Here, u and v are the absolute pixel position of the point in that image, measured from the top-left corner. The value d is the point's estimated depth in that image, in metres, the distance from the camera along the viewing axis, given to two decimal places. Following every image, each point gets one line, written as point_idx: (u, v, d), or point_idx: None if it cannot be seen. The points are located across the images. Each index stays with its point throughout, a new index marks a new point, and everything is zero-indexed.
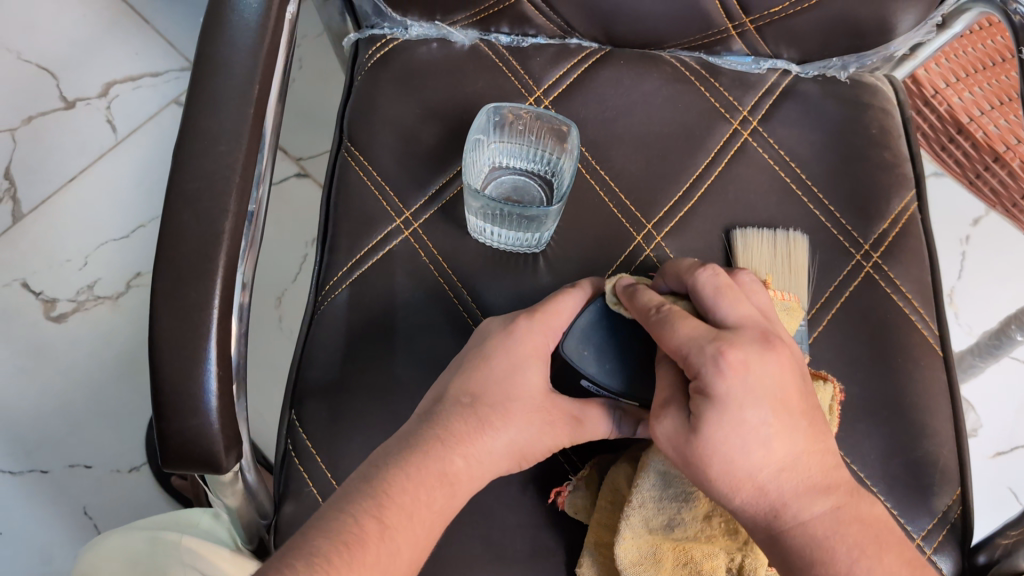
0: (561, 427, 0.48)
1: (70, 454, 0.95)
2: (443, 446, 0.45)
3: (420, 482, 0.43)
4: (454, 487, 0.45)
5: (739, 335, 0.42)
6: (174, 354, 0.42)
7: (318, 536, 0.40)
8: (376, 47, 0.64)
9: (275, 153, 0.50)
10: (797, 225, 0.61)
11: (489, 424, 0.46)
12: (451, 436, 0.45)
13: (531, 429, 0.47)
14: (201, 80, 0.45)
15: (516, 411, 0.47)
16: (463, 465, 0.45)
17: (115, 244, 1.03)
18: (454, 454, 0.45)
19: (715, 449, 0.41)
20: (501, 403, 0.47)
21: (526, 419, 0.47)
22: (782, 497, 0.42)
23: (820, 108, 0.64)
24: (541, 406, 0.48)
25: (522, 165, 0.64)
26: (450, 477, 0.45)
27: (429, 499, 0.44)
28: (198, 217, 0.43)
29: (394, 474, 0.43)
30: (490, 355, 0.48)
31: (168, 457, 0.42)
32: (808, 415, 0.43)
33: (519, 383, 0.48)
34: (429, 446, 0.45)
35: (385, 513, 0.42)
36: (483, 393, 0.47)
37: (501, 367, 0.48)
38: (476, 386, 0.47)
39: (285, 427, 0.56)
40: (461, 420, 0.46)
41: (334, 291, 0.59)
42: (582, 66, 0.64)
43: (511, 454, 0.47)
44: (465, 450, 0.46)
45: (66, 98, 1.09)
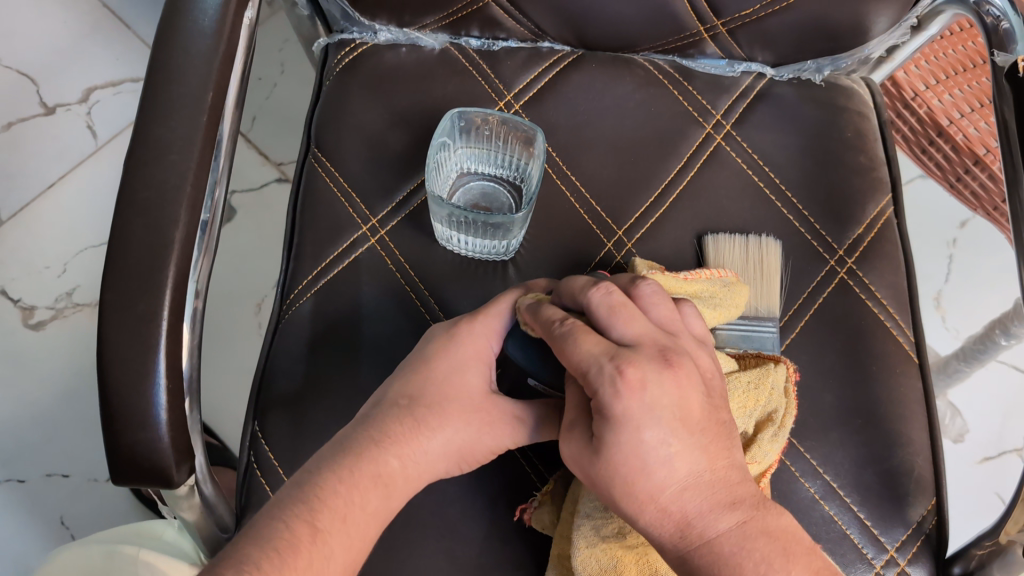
0: (501, 428, 0.47)
1: (46, 464, 0.94)
2: (379, 448, 0.44)
3: (353, 484, 0.43)
4: (390, 489, 0.44)
5: (636, 352, 0.39)
6: (121, 367, 0.41)
7: (249, 544, 0.39)
8: (345, 52, 0.63)
9: (233, 160, 0.49)
10: (770, 230, 0.60)
11: (425, 425, 0.46)
12: (387, 438, 0.45)
13: (469, 430, 0.46)
14: (154, 87, 0.44)
15: (453, 412, 0.46)
16: (399, 466, 0.44)
17: (93, 251, 1.02)
18: (389, 455, 0.44)
19: (621, 477, 0.38)
20: (438, 404, 0.46)
21: (464, 419, 0.46)
22: (686, 516, 0.38)
23: (795, 112, 0.63)
24: (478, 406, 0.47)
25: (490, 171, 0.63)
26: (387, 478, 0.44)
27: (363, 501, 0.43)
28: (147, 227, 0.42)
29: (329, 478, 0.42)
30: (431, 358, 0.48)
31: (116, 472, 0.41)
32: (714, 430, 0.39)
33: (457, 384, 0.47)
34: (364, 449, 0.44)
35: (317, 517, 0.41)
36: (421, 395, 0.47)
37: (443, 369, 0.47)
38: (414, 387, 0.47)
39: (247, 439, 0.56)
40: (397, 421, 0.45)
41: (299, 299, 0.58)
42: (554, 70, 0.64)
43: (451, 455, 0.46)
44: (401, 451, 0.45)
45: (45, 104, 1.08)
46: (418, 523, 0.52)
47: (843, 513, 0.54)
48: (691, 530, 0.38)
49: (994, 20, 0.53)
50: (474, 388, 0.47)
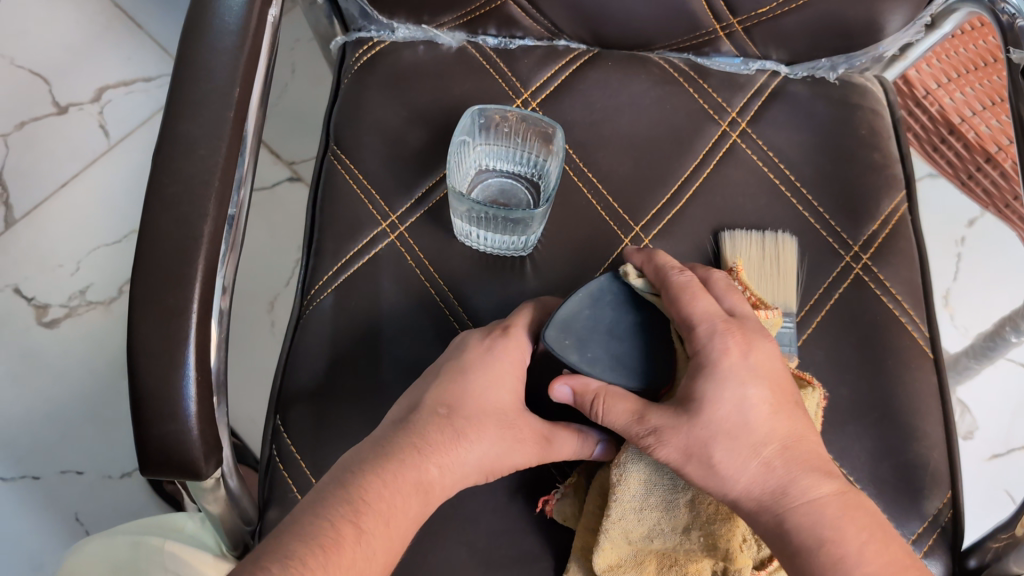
0: (532, 442, 0.48)
1: (60, 460, 0.95)
2: (419, 455, 0.45)
3: (397, 488, 0.43)
4: (428, 496, 0.45)
5: (745, 322, 0.47)
6: (152, 359, 0.41)
7: (291, 539, 0.39)
8: (364, 50, 0.64)
9: (257, 157, 0.50)
10: (786, 227, 0.61)
11: (464, 435, 0.47)
12: (427, 446, 0.45)
13: (504, 442, 0.47)
14: (182, 83, 0.45)
15: (489, 423, 0.47)
16: (438, 475, 0.45)
17: (107, 249, 1.03)
18: (431, 463, 0.45)
19: (713, 424, 0.44)
20: (474, 414, 0.47)
21: (500, 431, 0.47)
22: (786, 479, 0.44)
23: (810, 109, 0.64)
24: (511, 419, 0.48)
25: (509, 167, 0.64)
26: (426, 487, 0.45)
27: (405, 505, 0.43)
28: (175, 221, 0.43)
29: (370, 480, 0.43)
30: (468, 366, 0.49)
31: (146, 464, 0.42)
32: (789, 411, 0.46)
33: (492, 396, 0.48)
34: (404, 454, 0.45)
35: (362, 517, 0.41)
36: (459, 404, 0.48)
37: (478, 379, 0.48)
38: (452, 395, 0.48)
39: (269, 433, 0.56)
40: (437, 430, 0.46)
41: (320, 295, 0.58)
42: (570, 68, 0.64)
43: (483, 469, 0.47)
44: (440, 461, 0.45)
45: (58, 103, 1.09)
46: (440, 516, 0.53)
47: None
48: (783, 497, 0.44)
49: (1009, 17, 0.54)
50: (507, 397, 0.49)
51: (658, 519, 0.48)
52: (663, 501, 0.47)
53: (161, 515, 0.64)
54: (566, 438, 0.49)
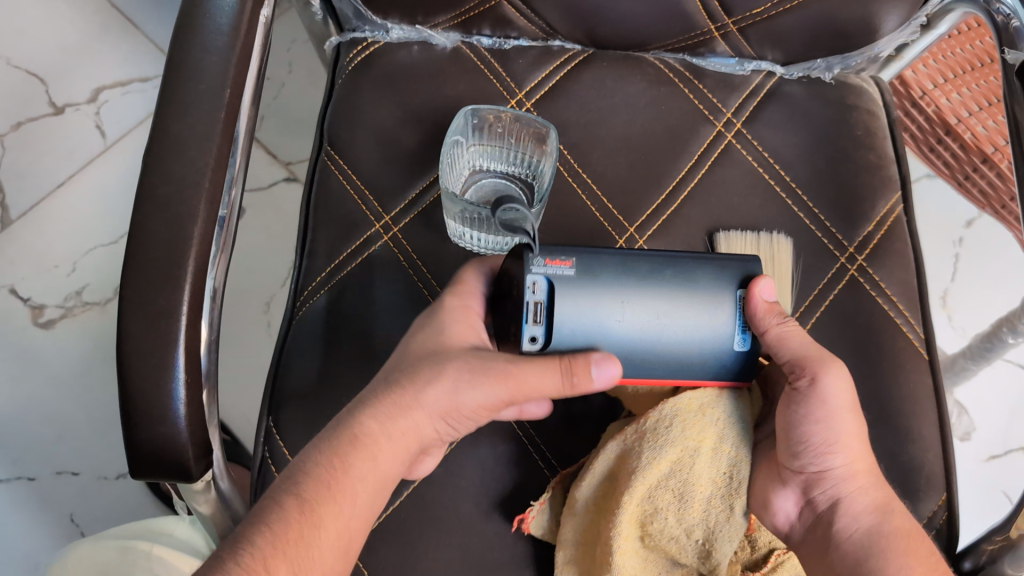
0: (485, 368, 0.47)
1: (56, 461, 0.94)
2: (356, 414, 0.47)
3: (336, 453, 0.45)
4: (375, 453, 0.46)
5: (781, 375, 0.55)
6: (141, 360, 0.41)
7: (247, 524, 0.42)
8: (358, 50, 0.64)
9: (249, 157, 0.50)
10: (781, 227, 0.60)
11: (400, 387, 0.47)
12: (365, 405, 0.47)
13: (447, 383, 0.47)
14: (173, 84, 0.45)
15: (427, 366, 0.48)
16: (376, 427, 0.46)
17: (102, 249, 1.03)
18: (366, 419, 0.46)
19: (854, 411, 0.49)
20: (416, 364, 0.48)
21: (439, 372, 0.47)
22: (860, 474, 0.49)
23: (805, 110, 0.63)
24: (455, 357, 0.48)
25: (503, 168, 0.63)
26: (367, 441, 0.45)
27: (346, 467, 0.45)
28: (166, 222, 0.43)
29: (316, 455, 0.45)
30: (413, 328, 0.51)
31: (136, 465, 0.41)
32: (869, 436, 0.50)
33: (433, 343, 0.49)
34: (350, 421, 0.46)
35: (304, 489, 0.44)
36: (399, 362, 0.49)
37: (426, 335, 0.50)
38: (403, 355, 0.49)
39: (261, 435, 0.56)
40: (376, 389, 0.48)
41: (313, 295, 0.58)
42: (565, 68, 0.64)
43: (432, 418, 0.47)
44: (383, 416, 0.46)
45: (55, 103, 1.08)
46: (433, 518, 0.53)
47: None
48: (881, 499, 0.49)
49: (1005, 17, 0.54)
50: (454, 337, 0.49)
51: (671, 505, 0.48)
52: (679, 490, 0.47)
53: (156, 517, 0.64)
54: (543, 372, 0.45)
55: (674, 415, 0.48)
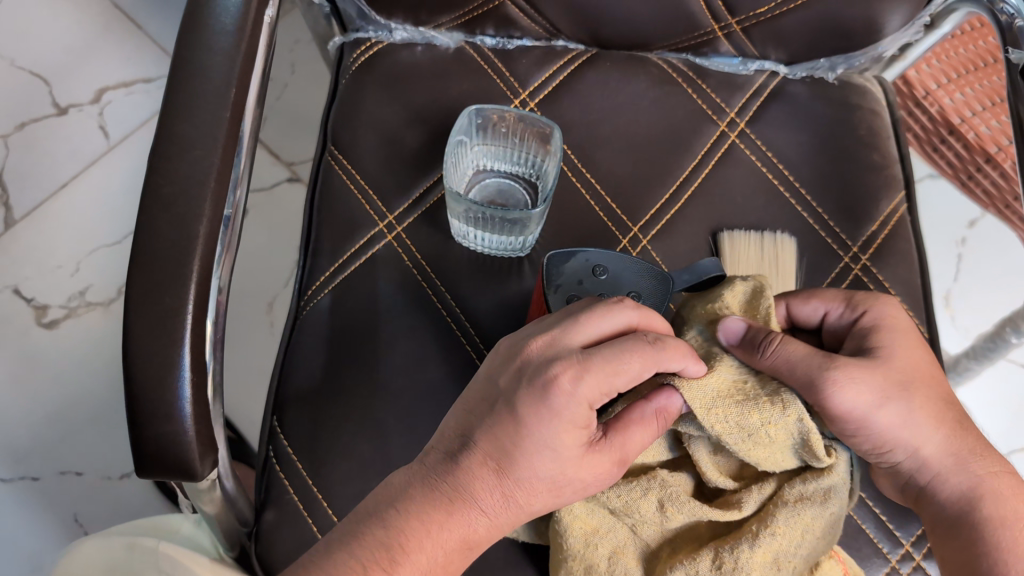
0: (605, 470, 0.45)
1: (59, 462, 0.94)
2: (467, 509, 0.44)
3: (439, 543, 0.43)
4: (472, 546, 0.45)
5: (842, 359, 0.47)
6: (147, 360, 0.41)
7: None
8: (361, 50, 0.63)
9: (254, 158, 0.50)
10: (786, 226, 0.61)
11: (513, 495, 0.45)
12: (478, 504, 0.44)
13: (565, 491, 0.45)
14: (178, 83, 0.45)
15: (542, 483, 0.45)
16: (486, 530, 0.45)
17: (106, 250, 1.03)
18: (481, 520, 0.45)
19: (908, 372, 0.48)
20: (528, 475, 0.44)
21: (555, 493, 0.45)
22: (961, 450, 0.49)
23: (808, 109, 0.63)
24: (571, 472, 0.45)
25: (506, 167, 0.64)
26: (472, 539, 0.45)
27: (446, 560, 0.44)
28: (171, 221, 0.43)
29: (412, 528, 0.43)
30: (524, 419, 0.44)
31: (142, 465, 0.41)
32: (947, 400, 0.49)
33: (544, 457, 0.44)
34: (454, 509, 0.44)
35: (396, 570, 0.42)
36: (511, 461, 0.44)
37: (537, 433, 0.44)
38: (506, 446, 0.44)
39: (266, 434, 0.56)
40: (484, 486, 0.44)
41: (317, 295, 0.58)
42: (568, 68, 0.64)
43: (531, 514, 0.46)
44: (489, 513, 0.45)
45: (58, 104, 1.09)
46: None
47: (858, 509, 0.57)
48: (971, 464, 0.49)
49: (1008, 17, 0.54)
50: (570, 448, 0.44)
51: None
52: None
53: (159, 518, 0.65)
54: (647, 437, 0.45)
55: (751, 566, 0.46)
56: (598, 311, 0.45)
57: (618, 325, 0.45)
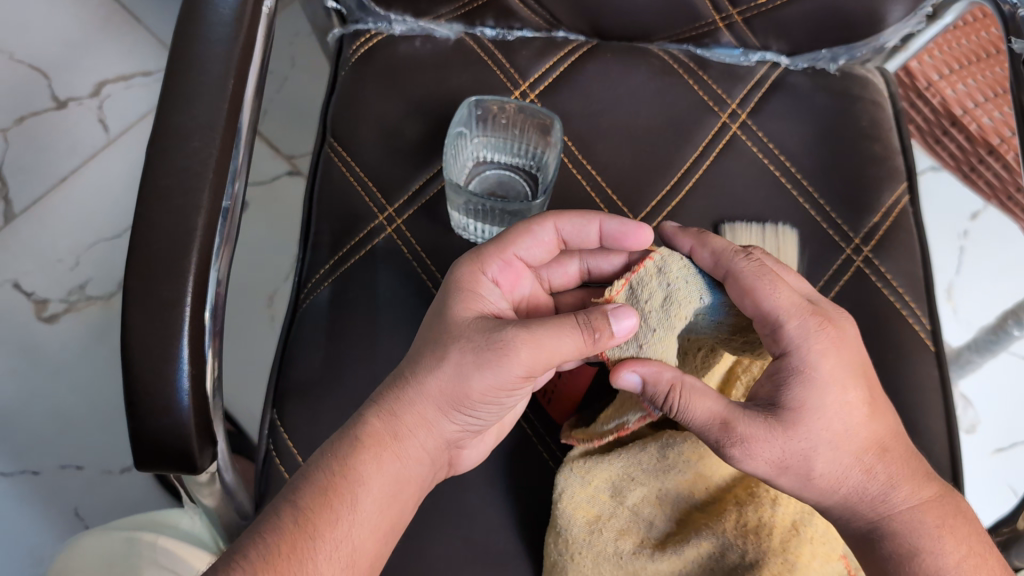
0: (505, 363, 0.45)
1: (60, 455, 0.94)
2: (363, 417, 0.47)
3: (334, 449, 0.46)
4: (376, 451, 0.46)
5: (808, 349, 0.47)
6: (146, 352, 0.41)
7: (247, 535, 0.43)
8: (361, 42, 0.63)
9: (252, 150, 0.49)
10: (787, 217, 0.61)
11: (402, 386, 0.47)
12: (372, 407, 0.47)
13: (458, 367, 0.46)
14: (176, 74, 0.45)
15: (426, 359, 0.47)
16: (382, 426, 0.46)
17: (106, 243, 1.03)
18: (372, 416, 0.47)
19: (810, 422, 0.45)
20: (414, 358, 0.48)
21: (434, 359, 0.47)
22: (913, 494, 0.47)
23: (809, 100, 0.63)
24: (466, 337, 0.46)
25: (506, 159, 0.64)
26: (371, 441, 0.46)
27: (349, 463, 0.45)
28: (170, 213, 0.42)
29: (318, 451, 0.46)
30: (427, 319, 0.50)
31: (141, 457, 0.41)
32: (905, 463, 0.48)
33: (434, 335, 0.48)
34: (353, 419, 0.47)
35: (296, 494, 0.44)
36: (403, 356, 0.49)
37: (437, 322, 0.49)
38: (404, 352, 0.49)
39: (265, 427, 0.56)
40: (384, 389, 0.48)
41: (317, 288, 0.58)
42: (569, 59, 0.63)
43: (441, 403, 0.47)
44: (385, 410, 0.47)
45: (57, 98, 1.08)
46: (437, 513, 0.54)
47: None
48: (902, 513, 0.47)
49: (1011, 7, 0.53)
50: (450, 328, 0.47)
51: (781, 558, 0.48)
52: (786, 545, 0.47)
53: (159, 512, 0.64)
54: (569, 341, 0.45)
55: (773, 524, 0.47)
56: (515, 227, 0.52)
57: (546, 237, 0.53)
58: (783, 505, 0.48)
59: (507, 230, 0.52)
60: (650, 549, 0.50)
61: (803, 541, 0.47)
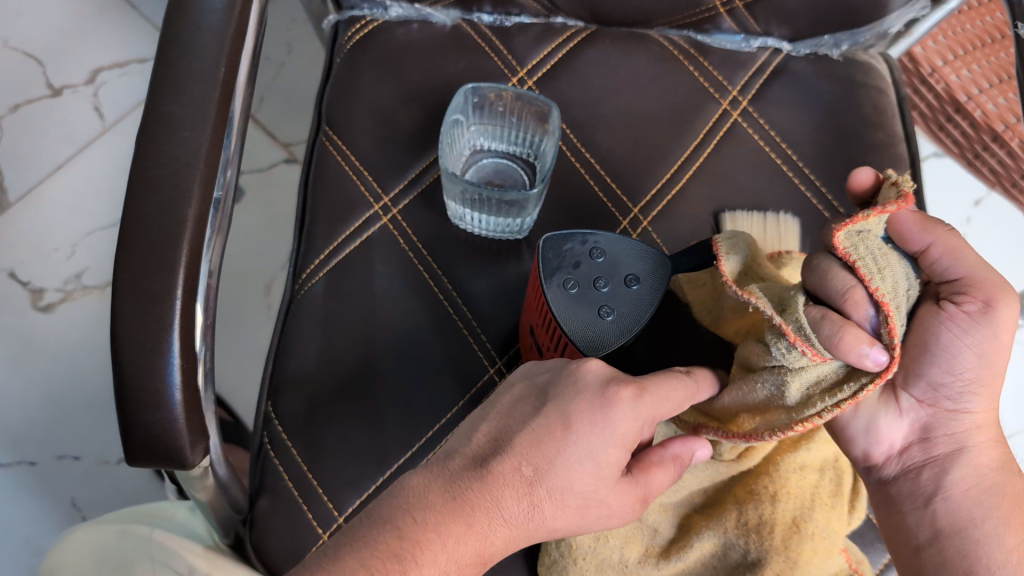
0: (629, 504, 0.45)
1: (58, 446, 0.94)
2: (489, 519, 0.41)
3: (453, 557, 0.40)
4: (483, 566, 0.42)
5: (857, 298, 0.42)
6: (135, 346, 0.40)
7: None
8: (356, 28, 0.62)
9: (244, 138, 0.49)
10: (788, 206, 0.60)
11: (540, 511, 0.42)
12: (501, 512, 0.41)
13: (595, 517, 0.44)
14: (165, 62, 0.44)
15: (571, 500, 0.43)
16: (501, 548, 0.42)
17: (102, 232, 1.02)
18: (501, 535, 0.41)
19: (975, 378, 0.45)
20: (561, 488, 0.42)
21: (583, 512, 0.43)
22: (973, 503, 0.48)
23: (811, 87, 0.62)
24: (613, 488, 0.44)
25: (503, 148, 0.63)
26: (486, 560, 0.42)
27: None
28: (159, 204, 0.42)
29: (430, 538, 0.39)
30: (576, 421, 0.42)
31: (132, 453, 0.41)
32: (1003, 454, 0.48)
33: (590, 473, 0.42)
34: (474, 515, 0.41)
35: None
36: (548, 471, 0.42)
37: (582, 446, 0.42)
38: (549, 455, 0.42)
39: (261, 420, 0.55)
40: (514, 496, 0.42)
41: (311, 279, 0.57)
42: (567, 45, 0.62)
43: (550, 534, 0.44)
44: (511, 526, 0.42)
45: (52, 85, 1.07)
46: None
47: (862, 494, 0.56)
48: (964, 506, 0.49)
49: None
50: (609, 467, 0.43)
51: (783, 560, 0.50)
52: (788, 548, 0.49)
53: (151, 506, 0.64)
54: (665, 478, 0.46)
55: (773, 522, 0.49)
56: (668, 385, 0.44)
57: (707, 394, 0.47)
58: (784, 502, 0.49)
59: (664, 378, 0.44)
60: (655, 559, 0.51)
61: (803, 538, 0.48)
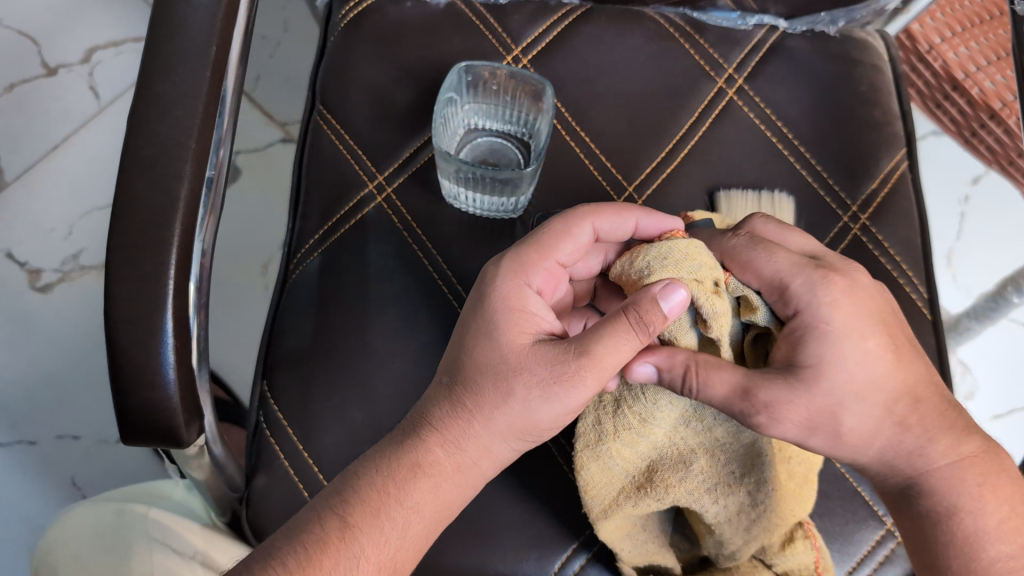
0: (559, 372, 0.44)
1: (58, 426, 0.94)
2: (418, 439, 0.46)
3: (386, 477, 0.44)
4: (436, 480, 0.45)
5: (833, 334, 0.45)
6: (129, 325, 0.40)
7: (282, 539, 0.43)
8: (350, 6, 0.62)
9: (237, 117, 0.49)
10: (783, 184, 0.60)
11: (468, 411, 0.46)
12: (430, 429, 0.46)
13: (519, 402, 0.45)
14: (156, 41, 0.44)
15: (489, 383, 0.45)
16: (443, 455, 0.45)
17: (100, 212, 1.02)
18: (433, 446, 0.45)
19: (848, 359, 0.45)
20: (475, 374, 0.46)
21: (506, 389, 0.45)
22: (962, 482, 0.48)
23: (808, 64, 0.62)
24: (531, 359, 0.45)
25: (497, 126, 0.63)
26: (428, 468, 0.45)
27: (400, 494, 0.44)
28: (151, 183, 0.42)
29: (371, 473, 0.45)
30: (473, 327, 0.47)
31: (127, 432, 0.41)
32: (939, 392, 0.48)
33: (501, 353, 0.46)
34: (408, 441, 0.46)
35: (348, 514, 0.43)
36: (462, 369, 0.47)
37: (485, 342, 0.46)
38: (456, 360, 0.47)
39: (257, 399, 0.55)
40: (440, 407, 0.46)
41: (306, 259, 0.58)
42: (562, 24, 0.62)
43: (507, 434, 0.46)
44: (444, 438, 0.46)
45: (47, 65, 1.07)
46: None
47: (854, 471, 0.56)
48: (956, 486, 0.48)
49: None
50: (516, 341, 0.46)
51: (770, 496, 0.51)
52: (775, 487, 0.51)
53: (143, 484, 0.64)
54: (623, 340, 0.43)
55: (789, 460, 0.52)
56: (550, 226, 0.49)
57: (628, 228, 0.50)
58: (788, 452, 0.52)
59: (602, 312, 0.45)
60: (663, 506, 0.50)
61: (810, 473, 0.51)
